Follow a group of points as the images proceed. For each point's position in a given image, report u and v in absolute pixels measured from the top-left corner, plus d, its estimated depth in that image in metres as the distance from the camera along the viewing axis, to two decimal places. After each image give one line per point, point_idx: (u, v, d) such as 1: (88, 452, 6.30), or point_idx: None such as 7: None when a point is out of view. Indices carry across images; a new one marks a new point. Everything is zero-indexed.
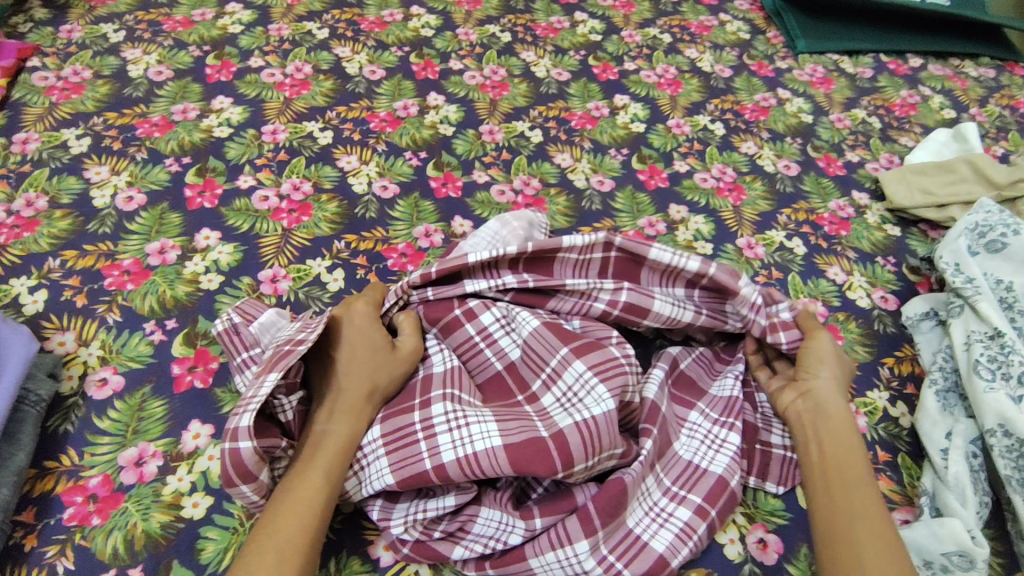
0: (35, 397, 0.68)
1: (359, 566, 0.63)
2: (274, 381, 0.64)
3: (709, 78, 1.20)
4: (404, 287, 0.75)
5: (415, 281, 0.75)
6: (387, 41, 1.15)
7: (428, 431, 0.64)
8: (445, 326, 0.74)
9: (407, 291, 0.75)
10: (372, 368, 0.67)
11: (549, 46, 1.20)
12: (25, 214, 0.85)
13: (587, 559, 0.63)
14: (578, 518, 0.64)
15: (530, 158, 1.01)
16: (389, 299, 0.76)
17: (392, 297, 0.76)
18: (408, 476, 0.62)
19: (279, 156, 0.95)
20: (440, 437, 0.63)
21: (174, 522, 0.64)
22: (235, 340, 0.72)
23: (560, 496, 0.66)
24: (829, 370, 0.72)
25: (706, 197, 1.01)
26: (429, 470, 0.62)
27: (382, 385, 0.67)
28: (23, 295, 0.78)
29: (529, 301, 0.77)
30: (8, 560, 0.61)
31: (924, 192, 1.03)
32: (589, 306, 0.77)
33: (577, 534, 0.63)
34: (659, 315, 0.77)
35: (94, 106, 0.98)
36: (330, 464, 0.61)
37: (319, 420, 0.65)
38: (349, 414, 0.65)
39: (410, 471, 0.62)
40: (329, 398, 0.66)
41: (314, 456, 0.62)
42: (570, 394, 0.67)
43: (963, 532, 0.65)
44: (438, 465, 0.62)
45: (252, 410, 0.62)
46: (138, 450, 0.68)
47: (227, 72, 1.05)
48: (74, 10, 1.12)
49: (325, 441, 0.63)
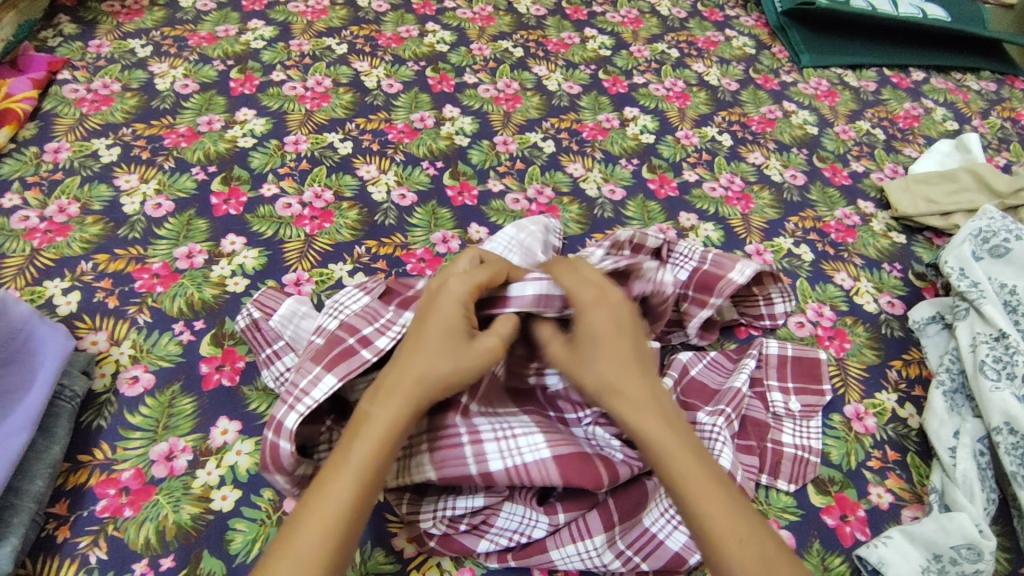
0: (70, 393, 0.70)
1: (383, 558, 0.65)
2: (330, 387, 0.63)
3: (716, 91, 1.24)
4: (543, 295, 0.67)
5: (557, 300, 0.68)
6: (403, 56, 1.19)
7: (474, 439, 0.64)
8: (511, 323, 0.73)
9: (549, 303, 0.67)
10: (438, 352, 0.59)
11: (560, 60, 1.24)
12: (57, 219, 0.88)
13: (605, 552, 0.65)
14: (598, 513, 0.66)
15: (542, 168, 1.04)
16: (523, 301, 0.68)
17: (527, 302, 0.68)
18: (451, 473, 0.63)
19: (300, 166, 0.98)
20: (486, 446, 0.64)
21: (203, 514, 0.66)
22: (258, 336, 0.75)
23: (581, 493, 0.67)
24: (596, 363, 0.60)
25: (715, 206, 1.03)
26: (474, 475, 0.63)
27: (442, 372, 0.59)
28: (56, 296, 0.80)
29: None
30: (41, 550, 0.63)
31: (928, 200, 1.05)
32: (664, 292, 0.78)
33: (596, 528, 0.65)
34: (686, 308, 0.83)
35: (123, 117, 1.02)
36: (366, 457, 0.54)
37: (364, 401, 0.58)
38: (398, 400, 0.57)
39: (454, 471, 0.63)
40: (385, 378, 0.59)
41: (349, 446, 0.55)
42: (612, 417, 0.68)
43: (970, 526, 0.67)
44: (485, 472, 0.63)
45: (298, 412, 0.62)
46: (168, 445, 0.70)
47: (249, 85, 1.09)
48: (102, 26, 1.16)
49: (367, 426, 0.55)
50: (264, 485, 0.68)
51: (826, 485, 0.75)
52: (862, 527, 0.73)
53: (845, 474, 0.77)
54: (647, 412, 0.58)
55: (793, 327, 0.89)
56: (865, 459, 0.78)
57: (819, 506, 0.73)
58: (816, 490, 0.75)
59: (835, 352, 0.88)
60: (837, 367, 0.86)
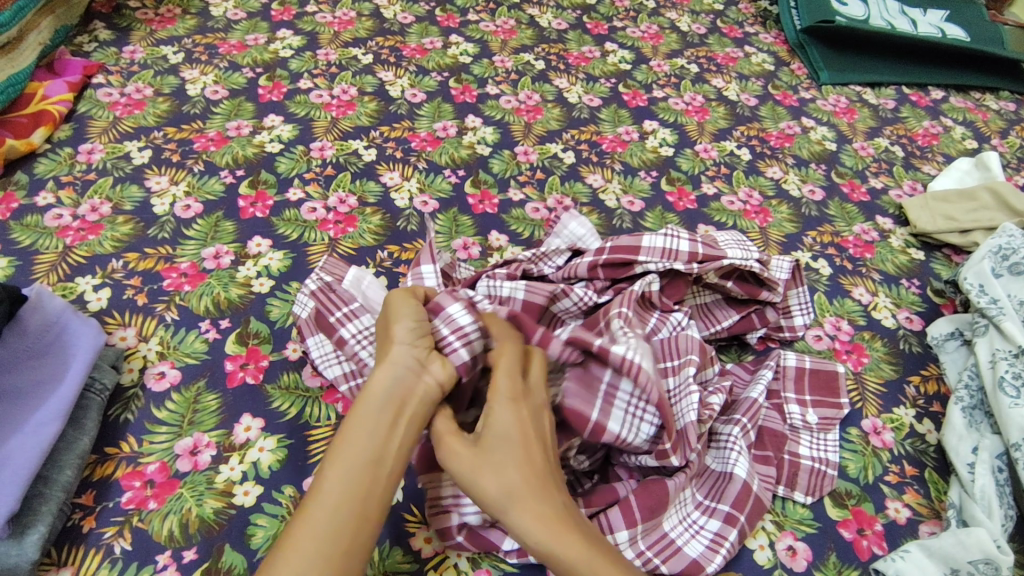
0: (100, 386, 0.72)
1: (401, 556, 0.66)
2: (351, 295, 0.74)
3: (735, 106, 1.25)
4: (670, 249, 0.79)
5: (683, 254, 0.79)
6: (427, 67, 1.21)
7: (610, 394, 0.65)
8: (610, 283, 0.79)
9: (675, 256, 0.78)
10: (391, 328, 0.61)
11: (581, 73, 1.26)
12: (89, 218, 0.90)
13: (625, 550, 0.65)
14: (619, 510, 0.66)
15: (562, 178, 1.06)
16: (652, 252, 0.78)
17: (655, 252, 0.78)
18: (579, 336, 0.67)
19: (325, 172, 1.00)
20: (615, 408, 0.65)
21: (226, 509, 0.67)
22: (331, 297, 0.73)
23: (605, 488, 0.68)
24: (497, 465, 0.56)
25: (733, 218, 1.04)
26: (596, 344, 0.65)
27: (400, 334, 0.60)
28: (87, 292, 0.82)
29: (618, 273, 0.78)
30: (66, 540, 0.64)
31: (947, 217, 1.06)
32: (717, 257, 0.79)
33: (618, 524, 0.66)
34: (734, 261, 0.80)
35: (154, 121, 1.04)
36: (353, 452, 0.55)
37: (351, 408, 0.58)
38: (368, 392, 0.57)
39: (581, 337, 0.66)
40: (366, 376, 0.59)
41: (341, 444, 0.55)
42: (684, 386, 0.71)
43: (988, 540, 0.66)
44: (605, 346, 0.65)
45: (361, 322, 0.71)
46: (192, 440, 0.72)
47: (277, 92, 1.12)
48: (136, 33, 1.19)
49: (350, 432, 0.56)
50: (286, 482, 0.70)
51: (843, 498, 0.75)
52: (879, 541, 0.72)
53: (862, 488, 0.77)
54: (552, 523, 0.54)
55: (811, 340, 0.90)
56: (882, 474, 0.78)
57: (836, 519, 0.73)
58: (833, 503, 0.75)
59: (852, 366, 0.88)
60: (855, 381, 0.86)
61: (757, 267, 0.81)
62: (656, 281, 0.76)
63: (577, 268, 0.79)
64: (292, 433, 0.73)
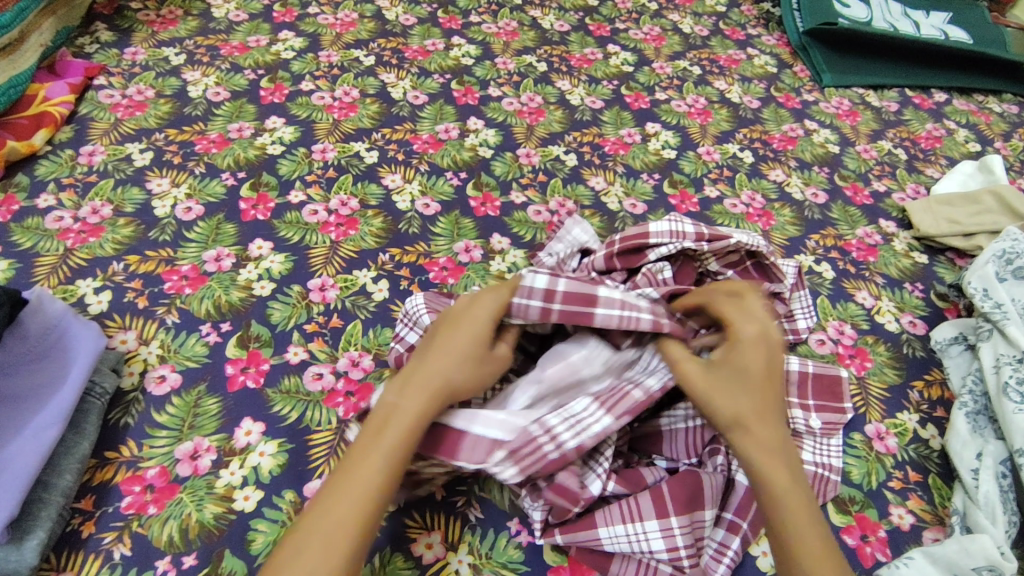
0: (100, 390, 0.71)
1: (402, 562, 0.66)
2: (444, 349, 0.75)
3: (737, 108, 1.24)
4: (677, 228, 0.79)
5: (690, 233, 0.79)
6: (429, 68, 1.21)
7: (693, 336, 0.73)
8: (627, 273, 0.80)
9: (683, 236, 0.78)
10: (464, 346, 0.63)
11: (583, 75, 1.25)
12: (90, 221, 0.90)
13: (654, 539, 0.64)
14: (652, 498, 0.66)
15: (565, 181, 1.05)
16: (662, 235, 0.78)
17: (664, 234, 0.78)
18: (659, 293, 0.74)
19: (327, 174, 1.00)
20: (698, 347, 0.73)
21: (226, 514, 0.67)
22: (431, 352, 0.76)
23: (633, 473, 0.69)
24: (735, 388, 0.63)
25: (735, 222, 1.04)
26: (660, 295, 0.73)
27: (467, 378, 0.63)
28: (88, 295, 0.82)
29: (633, 262, 0.79)
30: (65, 545, 0.64)
31: (950, 221, 1.05)
32: (722, 235, 0.80)
33: (649, 513, 0.65)
34: (740, 242, 0.80)
35: (156, 122, 1.04)
36: (392, 449, 0.57)
37: (390, 392, 0.61)
38: (410, 408, 0.59)
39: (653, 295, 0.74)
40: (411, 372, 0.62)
41: (381, 433, 0.57)
42: None
43: (992, 548, 0.66)
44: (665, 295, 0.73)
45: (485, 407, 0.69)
46: (193, 444, 0.71)
47: (279, 94, 1.11)
48: (138, 34, 1.19)
49: (394, 416, 0.59)
50: (286, 487, 0.69)
51: (846, 504, 0.75)
52: (882, 547, 0.72)
53: (866, 494, 0.76)
54: (774, 446, 0.61)
55: (814, 344, 0.89)
56: (886, 480, 0.78)
57: (839, 526, 0.73)
58: (837, 509, 0.74)
59: (855, 371, 0.87)
60: (858, 386, 0.86)
61: (761, 247, 0.81)
62: (667, 267, 0.77)
63: (593, 263, 0.80)
64: (293, 437, 0.73)
